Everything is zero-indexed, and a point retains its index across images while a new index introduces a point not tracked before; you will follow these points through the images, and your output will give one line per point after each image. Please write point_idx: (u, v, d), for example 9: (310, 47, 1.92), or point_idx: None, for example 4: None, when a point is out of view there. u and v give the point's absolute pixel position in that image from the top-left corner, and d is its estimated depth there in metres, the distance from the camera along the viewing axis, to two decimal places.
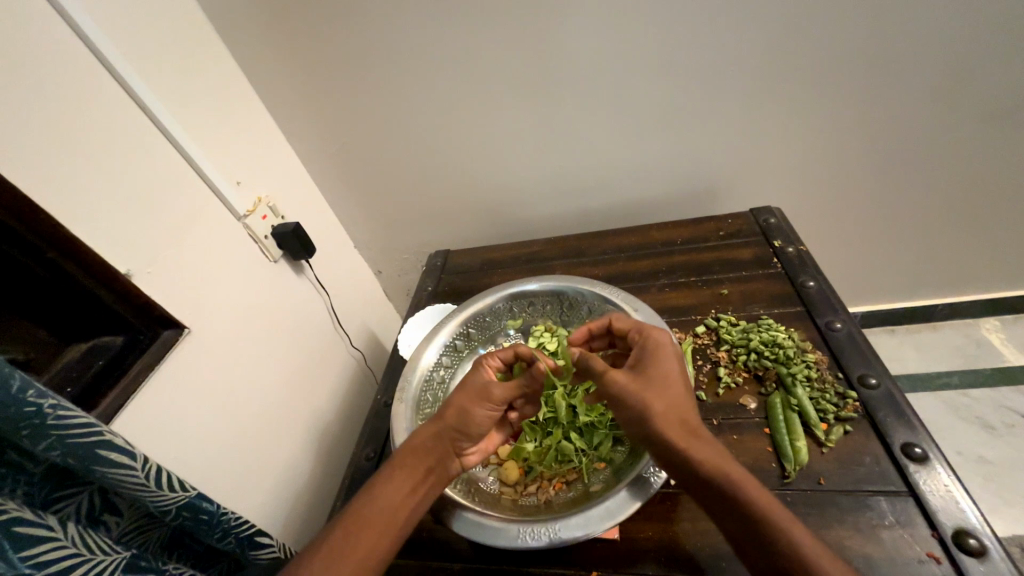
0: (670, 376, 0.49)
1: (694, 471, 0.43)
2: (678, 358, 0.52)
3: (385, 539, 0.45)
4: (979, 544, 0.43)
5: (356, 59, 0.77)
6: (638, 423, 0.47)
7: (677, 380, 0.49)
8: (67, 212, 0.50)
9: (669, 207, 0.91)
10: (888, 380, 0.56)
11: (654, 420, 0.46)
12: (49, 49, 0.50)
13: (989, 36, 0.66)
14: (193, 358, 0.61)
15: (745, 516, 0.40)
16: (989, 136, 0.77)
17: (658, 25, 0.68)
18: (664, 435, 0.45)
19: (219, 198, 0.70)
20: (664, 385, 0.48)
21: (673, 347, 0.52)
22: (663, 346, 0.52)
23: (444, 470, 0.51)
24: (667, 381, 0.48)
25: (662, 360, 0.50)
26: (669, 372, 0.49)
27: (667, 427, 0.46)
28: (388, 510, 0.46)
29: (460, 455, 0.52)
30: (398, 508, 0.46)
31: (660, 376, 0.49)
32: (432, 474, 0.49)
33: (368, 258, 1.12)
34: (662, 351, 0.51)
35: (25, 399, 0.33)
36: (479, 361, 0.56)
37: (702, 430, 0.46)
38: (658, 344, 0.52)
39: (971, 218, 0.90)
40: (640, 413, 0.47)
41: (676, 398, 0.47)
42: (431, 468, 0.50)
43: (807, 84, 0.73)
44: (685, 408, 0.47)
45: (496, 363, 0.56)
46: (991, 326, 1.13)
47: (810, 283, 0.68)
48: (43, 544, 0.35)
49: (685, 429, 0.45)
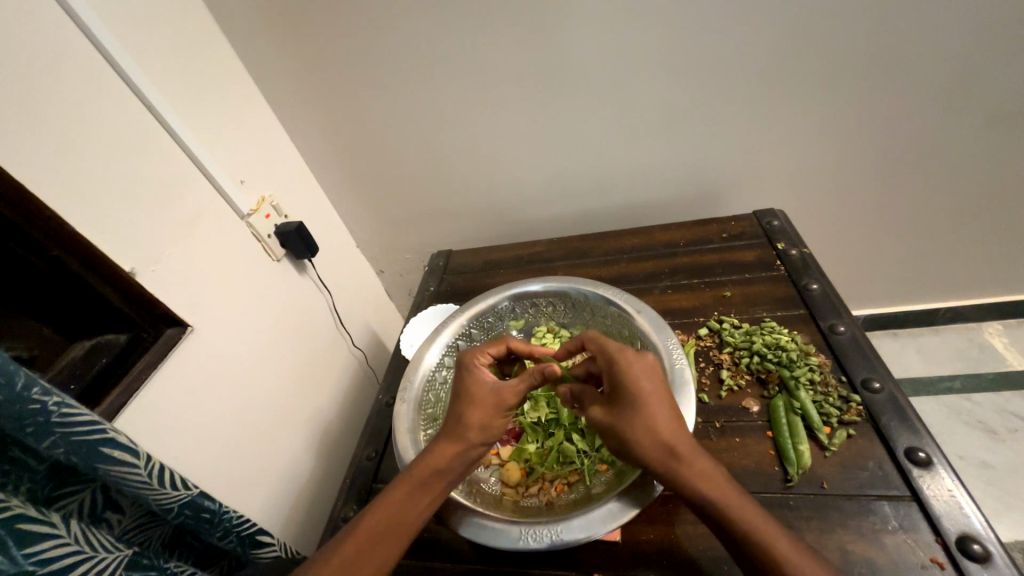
0: (647, 397, 0.46)
1: (680, 488, 0.44)
2: (653, 373, 0.48)
3: (398, 548, 0.45)
4: (982, 549, 0.43)
5: (357, 55, 0.77)
6: (623, 451, 0.48)
7: (659, 398, 0.47)
8: (73, 210, 0.50)
9: (672, 207, 0.91)
10: (890, 384, 0.56)
11: (634, 448, 0.46)
12: (57, 49, 0.50)
13: (995, 40, 0.65)
14: (195, 356, 0.61)
15: (732, 529, 0.41)
16: (995, 139, 0.77)
17: (663, 26, 0.68)
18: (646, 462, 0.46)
19: (223, 198, 0.70)
20: (640, 411, 0.46)
21: (644, 362, 0.48)
22: (632, 365, 0.48)
23: (461, 480, 0.51)
24: (642, 405, 0.46)
25: (635, 381, 0.47)
26: (643, 393, 0.47)
27: (647, 455, 0.45)
28: (408, 520, 0.46)
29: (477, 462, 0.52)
30: (418, 518, 0.47)
31: (633, 405, 0.46)
32: (452, 485, 0.49)
33: (369, 257, 1.12)
34: (630, 370, 0.48)
35: (29, 396, 0.33)
36: (468, 365, 0.54)
37: (682, 448, 0.45)
38: (629, 364, 0.48)
39: (975, 221, 0.90)
40: (622, 445, 0.47)
41: (655, 422, 0.45)
42: (453, 480, 0.49)
43: (813, 85, 0.72)
44: (666, 424, 0.45)
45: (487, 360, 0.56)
46: (995, 330, 1.13)
47: (813, 286, 0.68)
48: (47, 541, 0.35)
49: (665, 452, 0.45)
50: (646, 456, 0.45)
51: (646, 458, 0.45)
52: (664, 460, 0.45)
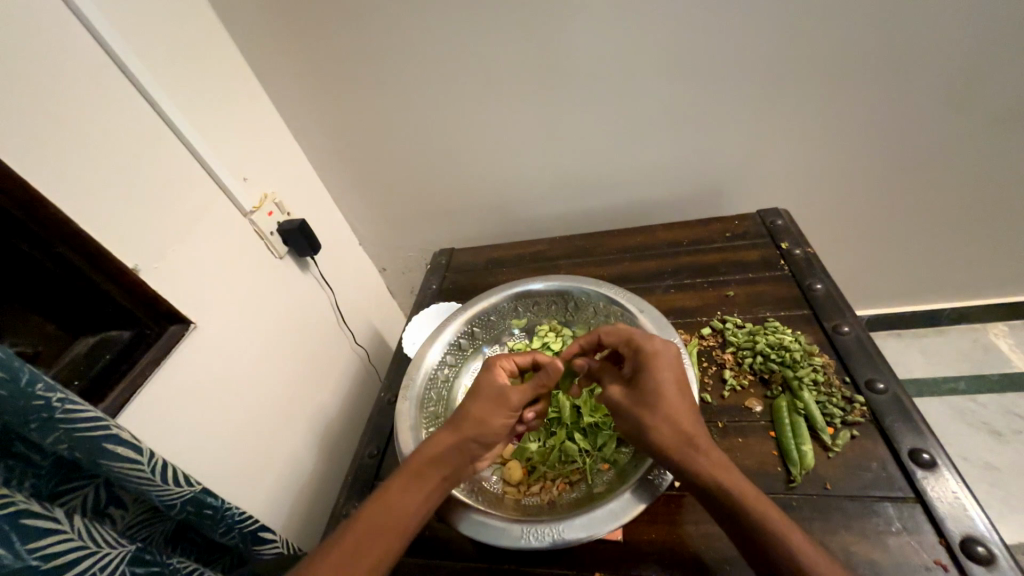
0: (667, 387, 0.47)
1: (690, 480, 0.44)
2: (675, 362, 0.50)
3: (391, 540, 0.45)
4: (986, 551, 0.43)
5: (360, 52, 0.76)
6: (636, 435, 0.48)
7: (676, 395, 0.47)
8: (77, 207, 0.50)
9: (675, 206, 0.91)
10: (895, 385, 0.55)
11: (649, 434, 0.46)
12: (61, 46, 0.50)
13: (1003, 38, 0.65)
14: (197, 353, 0.61)
15: (744, 523, 0.41)
16: (1003, 139, 0.76)
17: (668, 23, 0.68)
18: (659, 449, 0.46)
19: (227, 195, 0.70)
20: (659, 396, 0.47)
21: (670, 351, 0.50)
22: (660, 354, 0.50)
23: (458, 476, 0.50)
24: (662, 391, 0.47)
25: (656, 368, 0.48)
26: (664, 383, 0.47)
27: (662, 442, 0.45)
28: (404, 513, 0.46)
29: (475, 461, 0.52)
30: (414, 512, 0.47)
31: (653, 390, 0.47)
32: (449, 481, 0.49)
33: (372, 255, 1.12)
34: (658, 361, 0.49)
35: (33, 392, 0.33)
36: (489, 365, 0.56)
37: (699, 439, 0.45)
38: (655, 352, 0.50)
39: (982, 221, 0.89)
40: (636, 430, 0.47)
41: (672, 409, 0.46)
42: (449, 475, 0.49)
43: (817, 83, 0.72)
44: (683, 415, 0.46)
45: (509, 366, 0.57)
46: (1000, 331, 1.12)
47: (817, 286, 0.67)
48: (51, 537, 0.35)
49: (680, 440, 0.45)
50: (659, 444, 0.46)
51: (659, 445, 0.46)
52: (678, 449, 0.45)
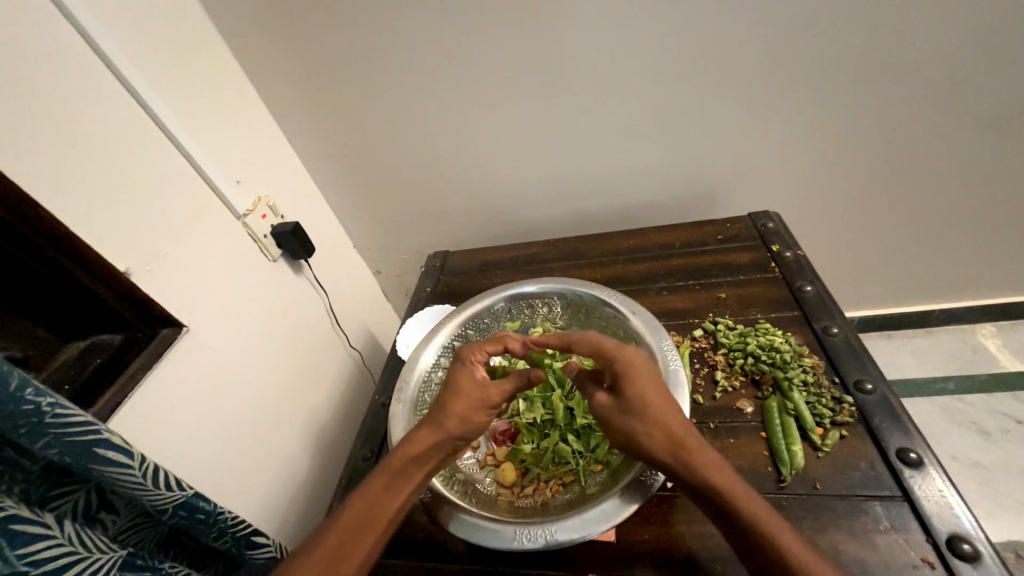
0: (652, 393, 0.47)
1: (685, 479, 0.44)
2: (651, 368, 0.49)
3: (374, 536, 0.45)
4: (972, 549, 0.44)
5: (355, 55, 0.76)
6: (627, 445, 0.48)
7: (659, 397, 0.47)
8: (68, 211, 0.50)
9: (668, 209, 0.92)
10: (883, 386, 0.56)
11: (641, 441, 0.46)
12: (52, 49, 0.50)
13: (986, 43, 0.66)
14: (190, 357, 0.61)
15: (739, 523, 0.41)
16: (988, 142, 0.77)
17: (660, 29, 0.68)
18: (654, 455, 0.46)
19: (218, 197, 0.70)
20: (646, 405, 0.47)
21: (643, 358, 0.49)
22: (635, 364, 0.49)
23: (440, 470, 0.51)
24: (648, 399, 0.47)
25: (637, 378, 0.48)
26: (648, 393, 0.47)
27: (654, 448, 0.45)
28: (385, 511, 0.46)
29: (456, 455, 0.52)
30: (396, 509, 0.47)
31: (638, 399, 0.47)
32: (431, 475, 0.50)
33: (366, 258, 1.12)
34: (636, 372, 0.48)
35: (23, 397, 0.33)
36: (464, 359, 0.55)
37: (689, 441, 0.45)
38: (630, 362, 0.49)
39: (969, 223, 0.91)
40: (626, 438, 0.47)
41: (660, 414, 0.46)
42: (429, 471, 0.50)
43: (807, 87, 0.73)
44: (675, 420, 0.46)
45: (481, 358, 0.56)
46: (988, 332, 1.14)
47: (808, 287, 0.68)
48: (39, 542, 0.35)
49: (672, 444, 0.45)
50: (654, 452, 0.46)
51: (652, 450, 0.46)
52: (672, 453, 0.45)
